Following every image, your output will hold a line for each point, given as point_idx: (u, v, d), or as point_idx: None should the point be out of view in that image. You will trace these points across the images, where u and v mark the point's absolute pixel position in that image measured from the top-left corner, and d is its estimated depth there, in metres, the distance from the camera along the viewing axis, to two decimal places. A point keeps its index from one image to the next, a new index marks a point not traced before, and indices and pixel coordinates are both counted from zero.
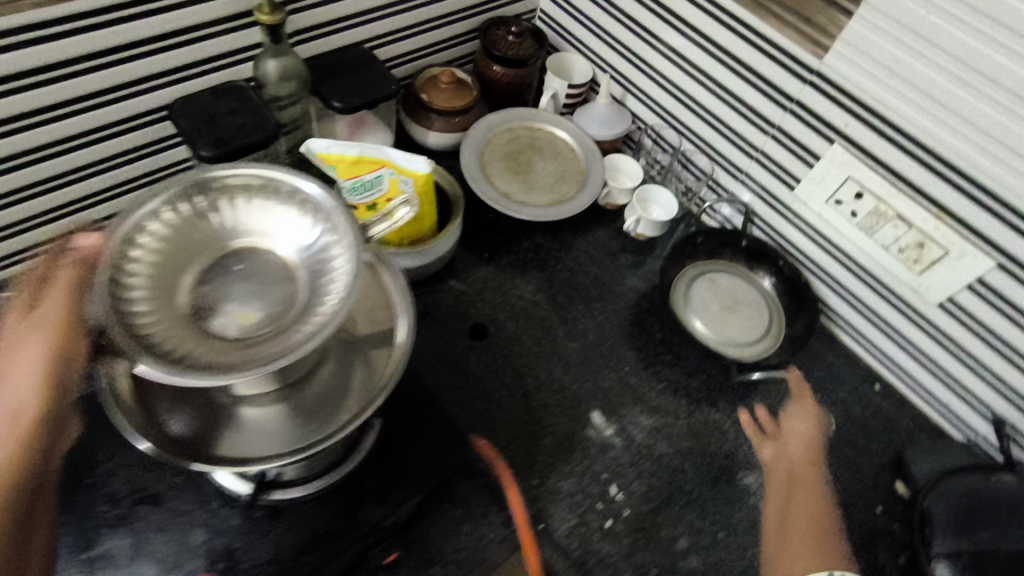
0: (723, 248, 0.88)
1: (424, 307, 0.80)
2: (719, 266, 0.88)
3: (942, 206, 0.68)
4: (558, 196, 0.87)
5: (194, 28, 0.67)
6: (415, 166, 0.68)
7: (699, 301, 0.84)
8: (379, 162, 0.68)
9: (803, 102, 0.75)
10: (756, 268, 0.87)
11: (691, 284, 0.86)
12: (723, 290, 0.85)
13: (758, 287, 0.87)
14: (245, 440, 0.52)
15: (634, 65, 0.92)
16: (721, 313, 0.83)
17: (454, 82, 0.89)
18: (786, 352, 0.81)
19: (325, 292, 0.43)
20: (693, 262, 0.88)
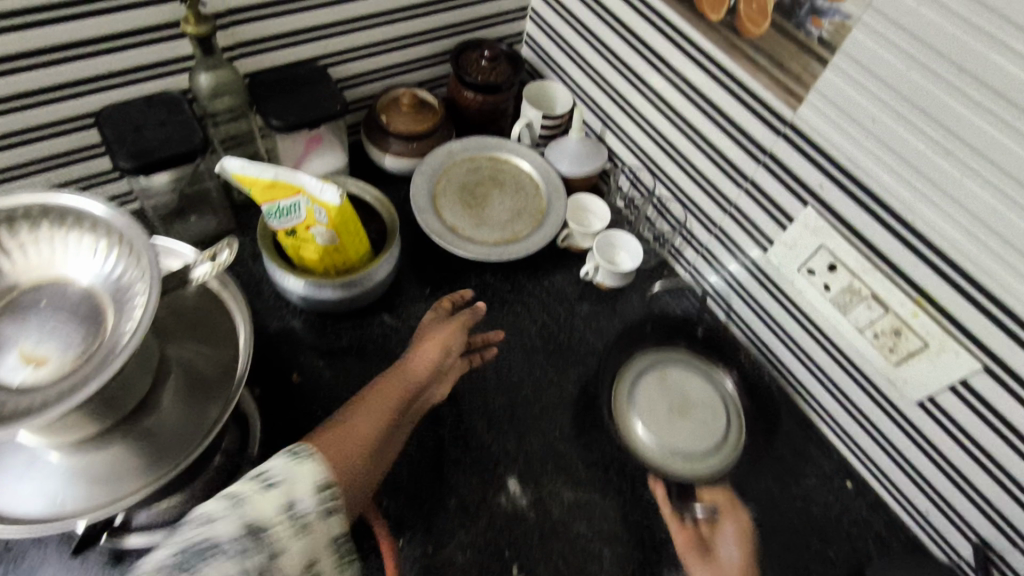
0: (679, 336, 0.81)
1: (350, 341, 0.75)
2: (672, 356, 0.79)
3: (922, 289, 0.58)
4: (509, 234, 0.82)
5: (121, 36, 0.64)
6: (326, 196, 0.63)
7: (645, 403, 0.74)
8: (293, 189, 0.64)
9: (775, 155, 0.66)
10: (718, 359, 0.79)
11: (638, 381, 0.76)
12: (675, 389, 0.76)
13: (718, 383, 0.78)
14: (87, 485, 0.48)
15: (611, 99, 0.85)
16: (670, 417, 0.73)
17: (415, 105, 0.84)
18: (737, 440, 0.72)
19: (129, 318, 0.40)
20: (642, 352, 0.79)
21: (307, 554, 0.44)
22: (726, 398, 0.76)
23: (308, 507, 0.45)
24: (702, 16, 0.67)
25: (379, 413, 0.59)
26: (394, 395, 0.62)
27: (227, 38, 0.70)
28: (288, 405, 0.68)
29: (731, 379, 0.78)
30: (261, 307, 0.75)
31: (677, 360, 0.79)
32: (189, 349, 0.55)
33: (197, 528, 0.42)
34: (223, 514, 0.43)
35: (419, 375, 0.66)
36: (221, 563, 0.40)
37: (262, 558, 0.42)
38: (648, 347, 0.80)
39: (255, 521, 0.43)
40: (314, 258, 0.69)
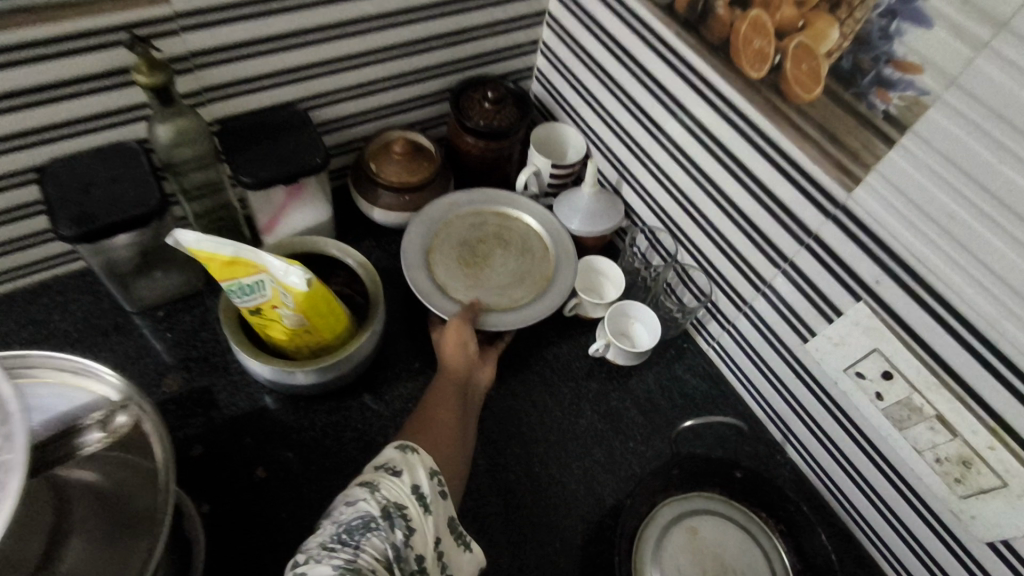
0: (709, 478, 0.67)
1: (324, 426, 0.65)
2: (706, 505, 0.66)
3: (1001, 420, 0.48)
4: (506, 300, 0.71)
5: (62, 84, 0.55)
6: (292, 279, 0.54)
7: (672, 570, 0.61)
8: (256, 269, 0.55)
9: (822, 240, 0.56)
10: (757, 508, 0.66)
11: (663, 542, 0.63)
12: (709, 554, 0.63)
13: (762, 543, 0.64)
14: None
15: (629, 150, 0.75)
16: None
17: (409, 153, 0.75)
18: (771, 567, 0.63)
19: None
20: (669, 500, 0.65)
21: (434, 532, 0.49)
22: (772, 562, 0.63)
23: (429, 489, 0.50)
24: (740, 71, 0.57)
25: (439, 420, 0.59)
26: (441, 416, 0.60)
27: (191, 83, 0.61)
28: (245, 515, 0.59)
29: (777, 538, 0.65)
30: (225, 385, 0.66)
31: (714, 513, 0.65)
32: (115, 474, 0.46)
33: (348, 508, 0.47)
34: (364, 497, 0.48)
35: (456, 375, 0.64)
36: (373, 542, 0.45)
37: (404, 533, 0.46)
38: (675, 492, 0.66)
39: (393, 502, 0.48)
40: (282, 337, 0.60)
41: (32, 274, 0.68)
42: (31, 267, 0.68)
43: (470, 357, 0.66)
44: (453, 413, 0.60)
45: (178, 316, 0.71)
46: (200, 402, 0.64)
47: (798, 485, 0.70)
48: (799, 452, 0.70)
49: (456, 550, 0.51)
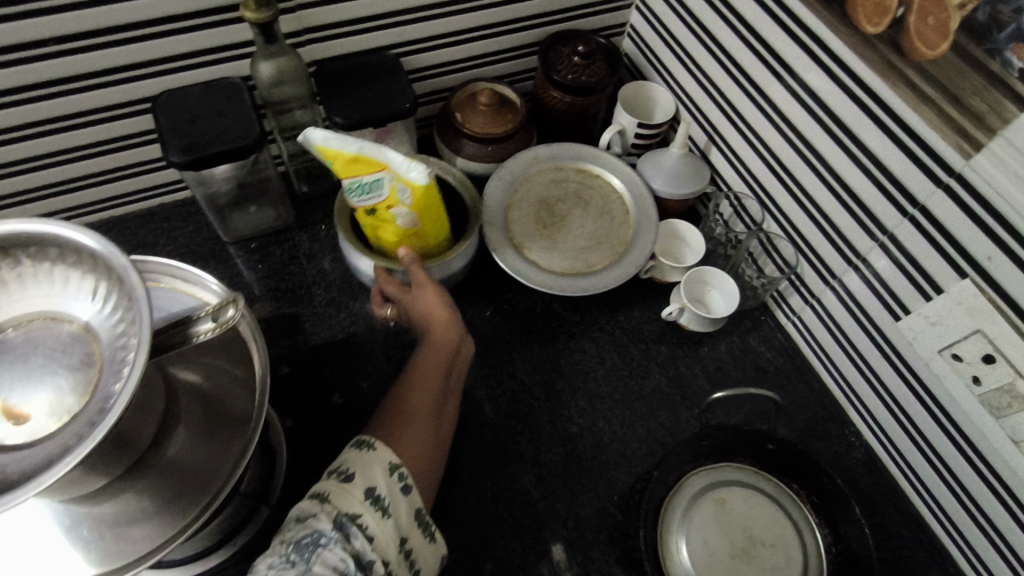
0: (740, 448, 0.65)
1: (397, 366, 0.67)
2: (730, 472, 0.64)
3: None
4: (580, 263, 0.71)
5: (182, 16, 0.58)
6: (412, 174, 0.58)
7: (700, 542, 0.60)
8: (378, 165, 0.58)
9: (930, 210, 0.53)
10: (788, 481, 0.64)
11: (692, 511, 0.62)
12: (737, 523, 0.61)
13: (793, 514, 0.62)
14: (128, 529, 0.44)
15: (721, 111, 0.72)
16: (731, 556, 0.60)
17: (494, 104, 0.74)
18: (803, 531, 0.62)
19: (120, 380, 0.33)
20: (699, 469, 0.64)
21: (396, 533, 0.47)
22: (805, 538, 0.61)
23: (385, 491, 0.48)
24: (855, 26, 0.53)
25: (418, 410, 0.54)
26: (420, 411, 0.54)
27: (294, 22, 0.63)
28: (325, 434, 0.62)
29: (808, 509, 0.62)
30: (310, 315, 0.69)
31: (738, 481, 0.64)
32: (214, 378, 0.50)
33: (298, 525, 0.45)
34: (317, 511, 0.45)
35: (441, 351, 0.59)
36: (325, 556, 0.43)
37: (360, 542, 0.44)
38: (708, 462, 0.64)
39: (346, 512, 0.45)
40: (390, 241, 0.64)
41: (143, 200, 0.74)
42: (142, 194, 0.73)
43: (453, 327, 0.60)
44: (428, 406, 0.55)
45: (269, 249, 0.74)
46: (287, 327, 0.68)
47: (872, 469, 0.67)
48: (877, 436, 0.67)
49: (422, 542, 0.49)
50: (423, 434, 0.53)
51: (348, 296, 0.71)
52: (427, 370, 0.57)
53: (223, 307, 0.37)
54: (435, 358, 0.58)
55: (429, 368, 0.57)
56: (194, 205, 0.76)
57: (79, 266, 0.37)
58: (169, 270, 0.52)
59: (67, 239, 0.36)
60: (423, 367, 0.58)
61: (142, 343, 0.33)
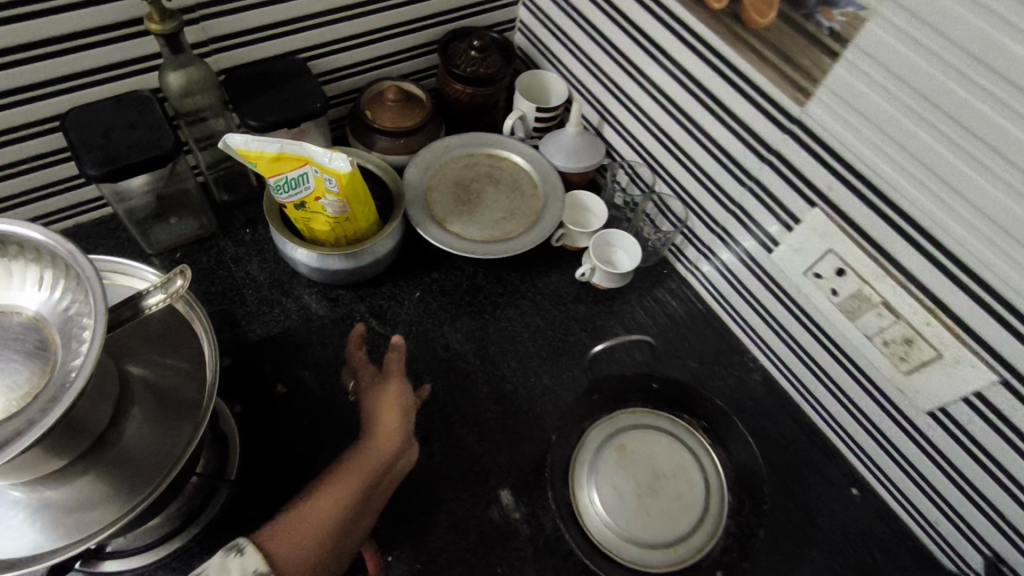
0: (632, 392, 0.72)
1: (336, 352, 0.71)
2: (623, 420, 0.70)
3: (940, 302, 0.55)
4: (498, 232, 0.77)
5: (86, 32, 0.60)
6: (336, 164, 0.62)
7: (610, 489, 0.65)
8: (301, 160, 0.62)
9: (783, 155, 0.62)
10: (680, 412, 0.72)
11: (596, 463, 0.67)
12: (639, 463, 0.67)
13: (689, 443, 0.70)
14: (79, 513, 0.46)
15: (608, 90, 0.81)
16: (638, 497, 0.66)
17: (401, 99, 0.79)
18: (698, 452, 0.69)
19: (78, 351, 0.37)
20: (593, 423, 0.69)
21: None
22: (706, 468, 0.68)
23: None
24: (705, 5, 0.62)
25: (333, 496, 0.55)
26: (337, 501, 0.55)
27: (197, 34, 0.66)
28: (273, 421, 0.65)
29: (700, 434, 0.70)
30: (246, 313, 0.72)
31: (632, 427, 0.70)
32: (159, 370, 0.52)
33: None
34: None
35: (384, 444, 0.60)
36: None
37: None
38: (601, 417, 0.70)
39: None
40: (326, 229, 0.69)
41: (59, 220, 0.73)
42: (57, 214, 0.73)
43: (402, 425, 0.63)
44: (349, 492, 0.56)
45: (195, 257, 0.75)
46: (223, 321, 0.71)
47: (768, 387, 0.78)
48: (769, 358, 0.77)
49: None
50: (326, 521, 0.53)
51: (281, 292, 0.74)
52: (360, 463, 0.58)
53: (171, 282, 0.41)
54: (370, 452, 0.60)
55: (364, 460, 0.59)
56: (113, 221, 0.77)
57: (25, 260, 0.40)
58: (107, 265, 0.54)
59: (16, 234, 0.39)
60: (360, 456, 0.59)
61: (99, 314, 0.36)
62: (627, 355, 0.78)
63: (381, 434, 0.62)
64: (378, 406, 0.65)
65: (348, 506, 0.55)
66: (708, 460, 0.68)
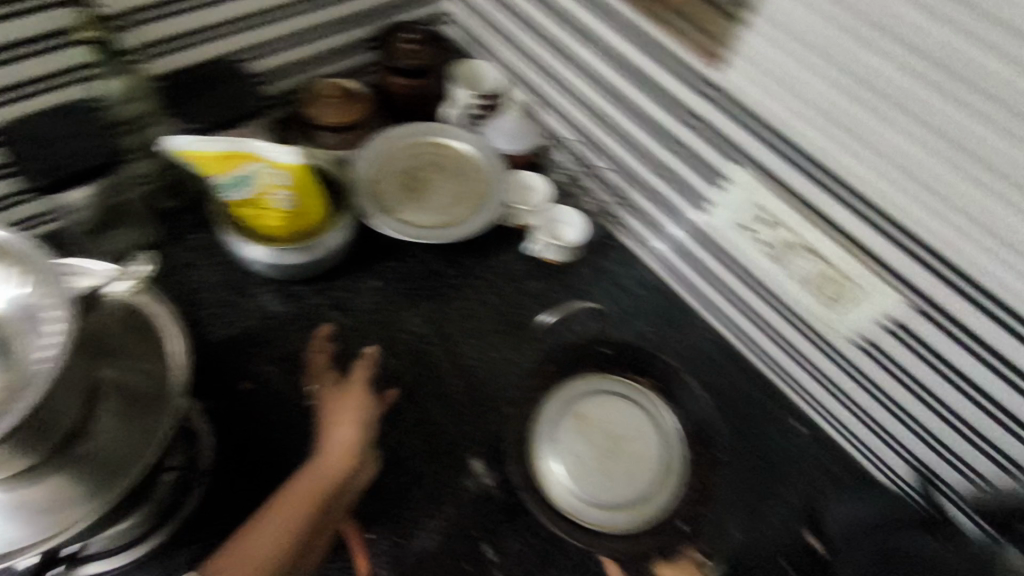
0: (584, 360, 0.76)
1: (298, 345, 0.73)
2: (580, 387, 0.74)
3: (859, 241, 0.57)
4: (447, 217, 0.80)
5: (20, 41, 0.59)
6: (286, 158, 0.64)
7: (571, 457, 0.69)
8: (250, 156, 0.63)
9: (703, 116, 0.65)
10: (632, 374, 0.76)
11: (557, 433, 0.70)
12: (597, 428, 0.71)
13: (644, 403, 0.74)
14: (48, 513, 0.47)
15: (540, 73, 0.84)
16: (599, 462, 0.70)
17: (343, 94, 0.81)
18: (654, 411, 0.73)
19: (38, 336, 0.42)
20: (551, 393, 0.73)
21: None
22: (665, 430, 0.72)
23: None
24: None
25: (283, 516, 0.54)
26: (288, 520, 0.54)
27: (134, 39, 0.67)
28: (244, 417, 0.68)
29: (654, 394, 0.74)
30: (205, 315, 0.73)
31: (589, 394, 0.73)
32: (127, 373, 0.53)
33: None
34: None
35: (336, 458, 0.60)
36: None
37: None
38: (559, 384, 0.74)
39: None
40: (277, 225, 0.70)
41: None
42: None
43: (357, 438, 0.62)
44: (299, 510, 0.55)
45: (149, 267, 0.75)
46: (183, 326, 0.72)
47: (722, 350, 0.79)
48: (716, 317, 0.79)
49: None
50: (276, 544, 0.52)
51: (235, 293, 0.75)
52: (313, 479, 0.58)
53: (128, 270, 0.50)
54: (322, 468, 0.59)
55: (316, 476, 0.58)
56: (53, 238, 0.75)
57: None
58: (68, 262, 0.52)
59: None
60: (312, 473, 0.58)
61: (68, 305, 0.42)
62: (580, 321, 0.81)
63: (334, 449, 0.61)
64: (334, 414, 0.65)
65: (299, 524, 0.54)
66: (663, 417, 0.73)
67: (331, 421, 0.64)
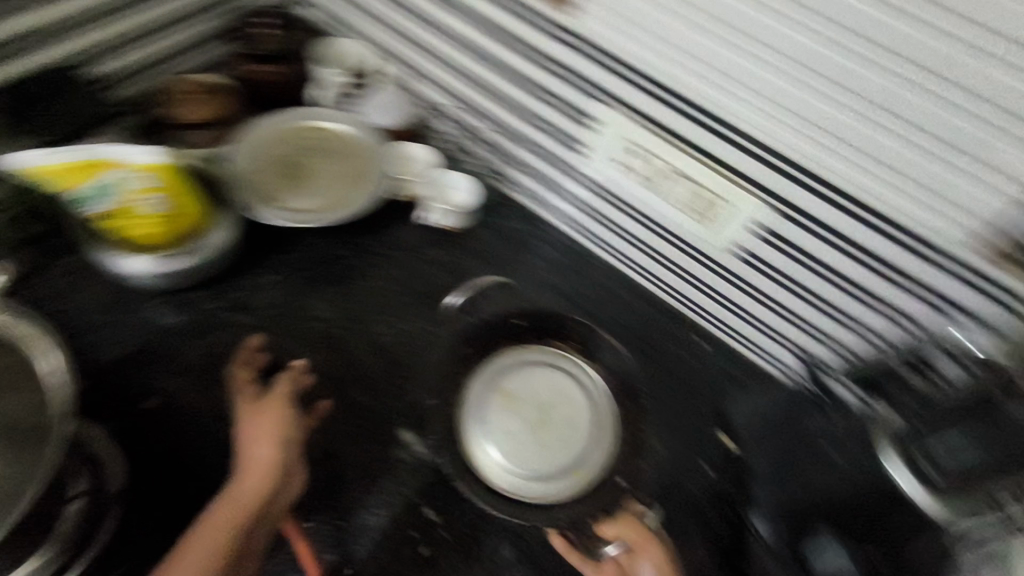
0: (498, 337, 0.81)
1: (200, 352, 0.72)
2: (501, 366, 0.80)
3: (717, 158, 0.59)
4: (335, 199, 0.79)
5: None
6: (154, 159, 0.60)
7: (505, 435, 0.75)
8: (116, 163, 0.58)
9: (557, 59, 0.66)
10: (548, 344, 0.82)
11: (486, 415, 0.76)
12: (524, 403, 0.78)
13: (563, 369, 0.80)
14: None
15: (397, 39, 0.82)
16: (532, 434, 0.76)
17: (202, 88, 0.78)
18: (574, 376, 0.80)
19: None
20: (477, 376, 0.79)
21: None
22: (592, 395, 0.79)
23: None
24: None
25: (210, 536, 0.56)
26: (215, 540, 0.55)
27: None
28: (151, 433, 0.67)
29: (570, 359, 0.81)
30: (92, 339, 0.71)
31: (511, 372, 0.79)
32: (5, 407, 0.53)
33: None
34: None
35: (261, 474, 0.61)
36: None
37: None
38: (482, 367, 0.80)
39: None
40: (151, 229, 0.67)
41: None
42: None
43: (282, 452, 0.63)
44: (225, 528, 0.56)
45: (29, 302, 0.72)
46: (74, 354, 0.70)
47: (614, 280, 0.82)
48: (608, 253, 0.81)
49: None
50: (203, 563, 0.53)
51: (122, 312, 0.73)
52: (239, 497, 0.59)
53: None
54: (247, 486, 0.60)
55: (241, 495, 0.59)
56: None
57: None
58: None
59: None
60: (236, 492, 0.59)
61: None
62: (484, 279, 0.82)
63: (259, 465, 0.62)
64: (251, 433, 0.64)
65: (227, 543, 0.55)
66: (584, 379, 0.80)
67: (253, 434, 0.64)
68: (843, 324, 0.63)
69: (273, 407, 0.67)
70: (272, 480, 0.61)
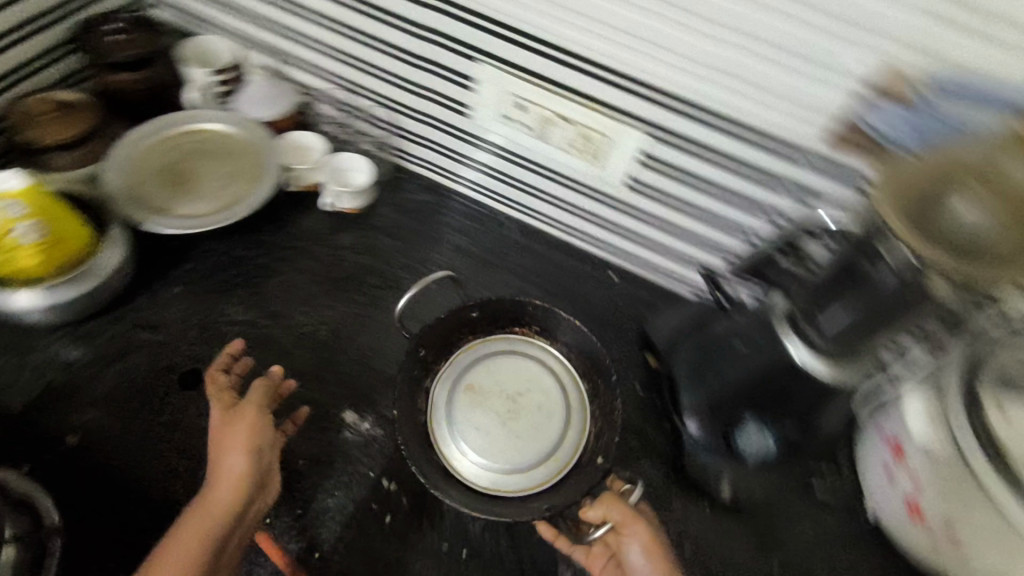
0: (455, 333, 0.72)
1: (117, 376, 0.70)
2: (464, 362, 0.73)
3: (592, 98, 0.63)
4: (228, 198, 0.77)
5: None
6: (8, 184, 0.59)
7: (475, 432, 0.68)
8: None
9: (429, 26, 0.66)
10: (511, 327, 0.75)
11: (452, 415, 0.69)
12: (491, 394, 0.71)
13: (529, 352, 0.74)
14: None
15: (261, 28, 0.78)
16: (504, 424, 0.70)
17: (56, 108, 0.75)
18: (542, 357, 0.74)
19: None
20: (437, 378, 0.71)
21: None
22: (560, 377, 0.73)
23: None
24: None
25: (179, 549, 0.54)
26: (185, 554, 0.54)
27: None
28: (80, 465, 0.65)
29: (537, 339, 0.74)
30: None
31: (474, 362, 0.73)
32: None
33: None
34: None
35: (230, 482, 0.59)
36: None
37: None
38: (443, 365, 0.72)
39: None
40: (34, 264, 0.63)
41: None
42: None
43: (252, 458, 0.61)
44: (194, 543, 0.55)
45: None
46: None
47: (525, 233, 0.86)
48: (512, 207, 0.85)
49: None
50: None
51: (22, 353, 0.70)
52: (210, 508, 0.57)
53: None
54: (218, 496, 0.58)
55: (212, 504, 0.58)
56: None
57: None
58: None
59: None
60: (205, 502, 0.58)
61: None
62: (400, 254, 0.83)
63: (230, 473, 0.59)
64: (222, 441, 0.62)
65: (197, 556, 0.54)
66: (552, 359, 0.74)
67: (220, 442, 0.62)
68: (728, 229, 0.70)
69: (242, 414, 0.64)
70: (247, 491, 0.59)
